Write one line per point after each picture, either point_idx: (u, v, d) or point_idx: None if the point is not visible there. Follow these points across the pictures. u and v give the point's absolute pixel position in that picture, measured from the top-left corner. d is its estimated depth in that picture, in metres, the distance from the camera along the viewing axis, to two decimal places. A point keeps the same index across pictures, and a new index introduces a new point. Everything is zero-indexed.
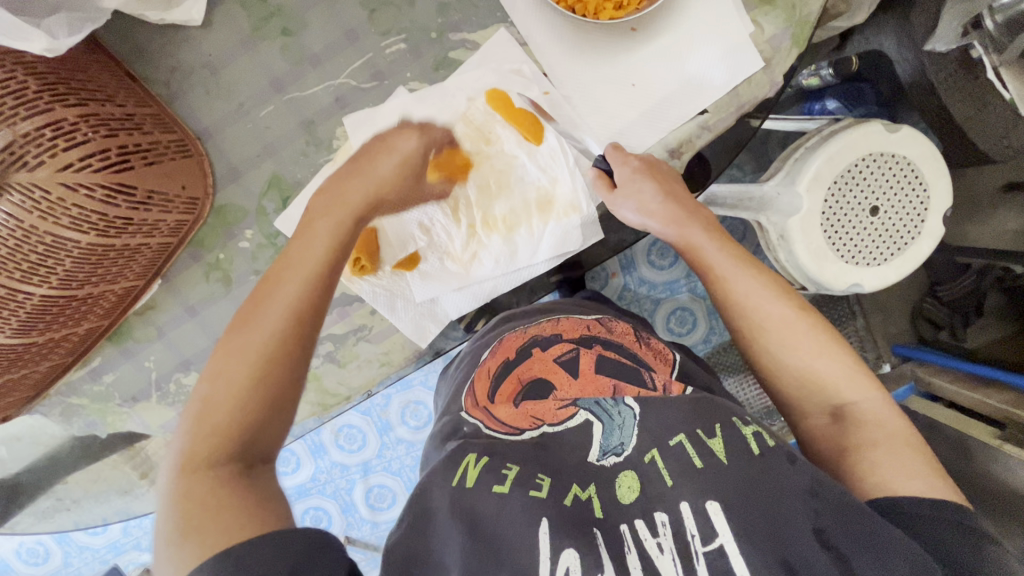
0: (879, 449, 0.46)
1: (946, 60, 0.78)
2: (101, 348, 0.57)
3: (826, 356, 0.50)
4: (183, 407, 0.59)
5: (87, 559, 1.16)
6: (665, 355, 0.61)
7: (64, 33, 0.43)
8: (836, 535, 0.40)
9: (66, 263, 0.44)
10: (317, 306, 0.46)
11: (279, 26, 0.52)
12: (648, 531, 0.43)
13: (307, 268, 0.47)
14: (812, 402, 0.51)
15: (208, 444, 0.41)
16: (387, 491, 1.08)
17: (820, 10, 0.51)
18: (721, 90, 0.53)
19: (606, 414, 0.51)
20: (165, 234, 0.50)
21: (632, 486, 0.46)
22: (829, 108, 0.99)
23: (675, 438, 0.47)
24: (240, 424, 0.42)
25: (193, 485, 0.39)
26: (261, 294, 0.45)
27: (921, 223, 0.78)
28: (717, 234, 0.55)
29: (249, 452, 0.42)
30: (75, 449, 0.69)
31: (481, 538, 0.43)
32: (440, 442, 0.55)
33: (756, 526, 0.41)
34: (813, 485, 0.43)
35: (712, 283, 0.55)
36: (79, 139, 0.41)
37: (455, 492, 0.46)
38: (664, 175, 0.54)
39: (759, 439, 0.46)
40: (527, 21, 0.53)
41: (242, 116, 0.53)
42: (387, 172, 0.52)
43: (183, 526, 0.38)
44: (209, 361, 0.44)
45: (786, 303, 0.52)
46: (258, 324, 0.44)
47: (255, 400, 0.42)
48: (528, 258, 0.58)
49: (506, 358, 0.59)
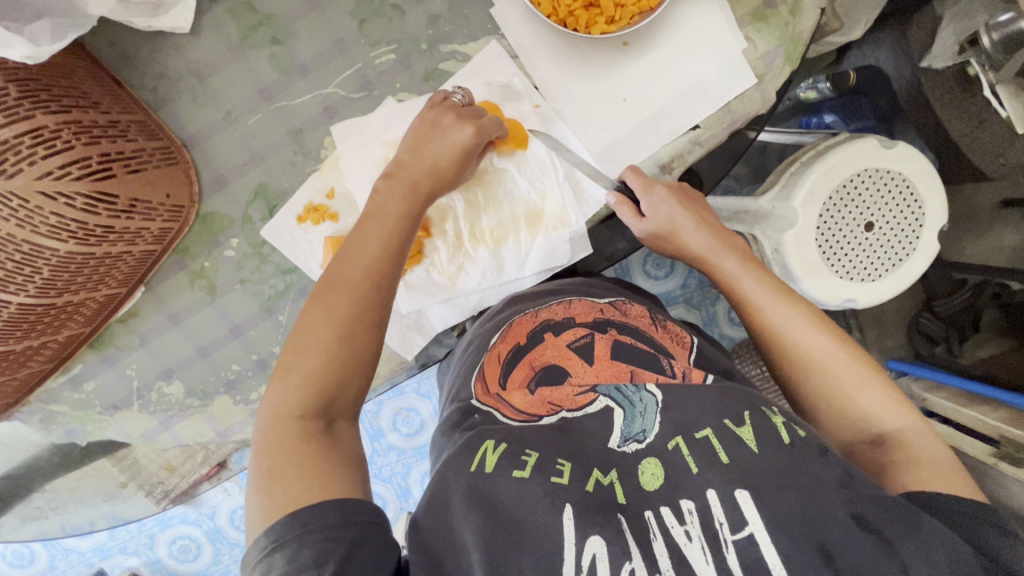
0: (923, 467, 0.43)
1: (942, 78, 0.78)
2: (82, 355, 0.56)
3: (869, 389, 0.47)
4: (166, 415, 0.58)
5: (73, 561, 1.14)
6: (682, 338, 0.56)
7: (47, 40, 0.42)
8: (875, 518, 0.37)
9: (43, 272, 0.43)
10: (389, 282, 0.45)
11: (268, 35, 0.52)
12: (674, 518, 0.40)
13: (377, 246, 0.45)
14: (852, 430, 0.48)
15: (288, 403, 0.40)
16: (377, 498, 1.07)
17: (813, 28, 0.51)
18: (713, 106, 0.52)
19: (627, 400, 0.47)
20: (148, 241, 0.50)
21: (655, 473, 0.43)
22: (825, 122, 1.00)
23: (701, 432, 0.43)
24: (320, 390, 0.41)
25: (272, 439, 0.39)
26: (337, 265, 0.44)
27: (916, 240, 0.78)
28: (748, 263, 0.53)
29: (331, 409, 0.41)
30: (54, 457, 0.67)
31: (500, 521, 0.40)
32: (447, 431, 0.50)
33: (788, 514, 0.38)
34: (844, 477, 0.39)
35: (749, 315, 0.53)
36: (59, 147, 0.40)
37: (473, 478, 0.42)
38: (688, 203, 0.54)
39: (787, 428, 0.43)
40: (518, 33, 0.52)
41: (230, 124, 0.53)
42: (440, 156, 0.48)
43: (266, 483, 0.38)
44: (303, 307, 0.43)
45: (825, 336, 0.49)
46: (334, 297, 0.42)
47: (343, 357, 0.41)
48: (516, 270, 0.59)
49: (516, 344, 0.54)
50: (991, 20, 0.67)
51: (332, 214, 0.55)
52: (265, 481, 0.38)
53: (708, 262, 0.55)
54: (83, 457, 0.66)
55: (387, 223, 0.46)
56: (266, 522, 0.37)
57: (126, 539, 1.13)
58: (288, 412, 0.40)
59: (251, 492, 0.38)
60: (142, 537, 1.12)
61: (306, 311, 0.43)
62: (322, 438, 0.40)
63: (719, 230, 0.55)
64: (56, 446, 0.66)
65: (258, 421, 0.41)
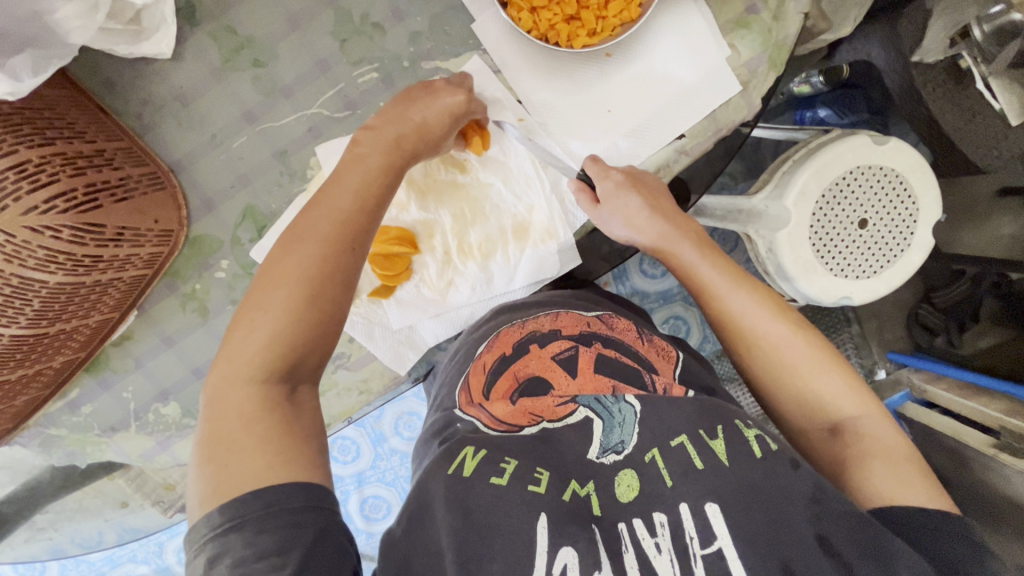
0: (878, 460, 0.44)
1: (935, 70, 0.79)
2: (79, 379, 0.57)
3: (828, 375, 0.48)
4: (163, 436, 0.59)
5: (83, 571, 1.15)
6: (667, 353, 0.56)
7: (28, 74, 0.42)
8: (839, 540, 0.39)
9: (34, 302, 0.43)
10: (366, 233, 0.43)
11: (250, 58, 0.52)
12: (646, 530, 0.41)
13: (351, 198, 0.43)
14: (811, 417, 0.49)
15: (249, 366, 0.39)
16: (381, 502, 1.07)
17: (796, 34, 0.51)
18: (698, 116, 0.52)
19: (606, 410, 0.48)
20: (139, 267, 0.50)
21: (631, 484, 0.44)
22: (819, 116, 0.97)
23: (677, 439, 0.45)
24: (284, 351, 0.40)
25: (231, 401, 0.39)
26: (307, 215, 0.42)
27: (910, 236, 0.78)
28: (706, 251, 0.53)
29: (293, 375, 0.40)
30: (56, 478, 0.68)
31: (475, 524, 0.40)
32: (430, 440, 0.51)
33: (756, 531, 0.39)
34: (816, 492, 0.41)
35: (706, 302, 0.53)
36: (44, 180, 0.40)
37: (450, 481, 0.42)
38: (647, 187, 0.52)
39: (759, 441, 0.44)
40: (499, 47, 0.52)
41: (215, 147, 0.53)
42: (429, 116, 0.47)
43: (221, 455, 0.37)
44: (265, 259, 0.42)
45: (784, 323, 0.49)
46: (302, 251, 0.41)
47: (307, 322, 0.40)
48: (506, 283, 0.59)
49: (501, 354, 0.54)
50: (982, 12, 0.68)
51: None
52: (220, 451, 0.37)
53: (664, 251, 0.54)
54: (86, 476, 0.67)
55: (366, 176, 0.44)
56: (216, 501, 0.36)
57: (134, 548, 1.14)
58: (249, 375, 0.39)
59: (203, 461, 0.37)
60: (149, 546, 1.13)
61: (268, 263, 0.41)
62: (286, 403, 0.40)
63: (681, 217, 0.54)
64: (57, 467, 0.66)
65: (214, 378, 0.40)
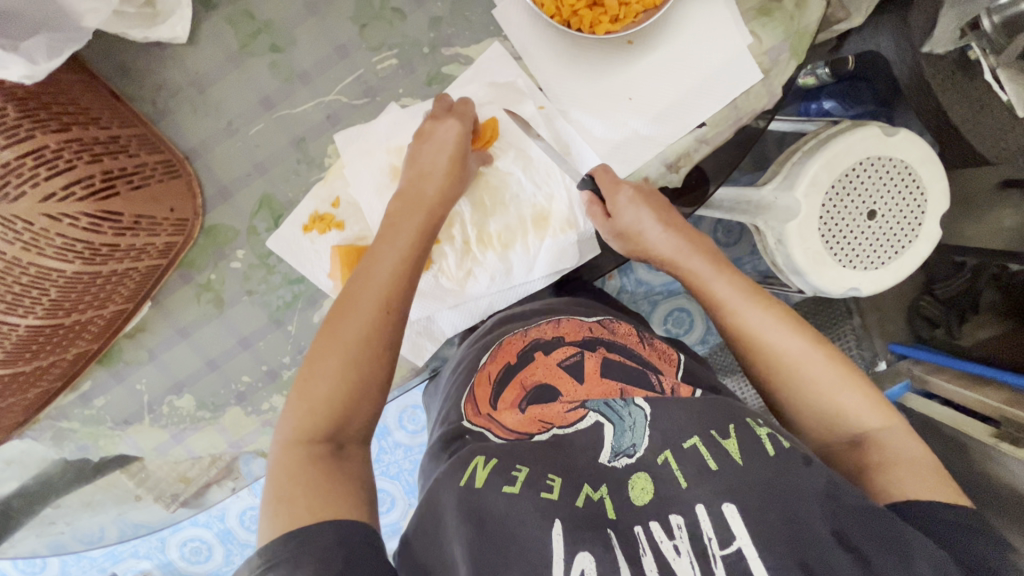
0: (899, 468, 0.44)
1: (944, 62, 0.77)
2: (92, 372, 0.56)
3: (848, 390, 0.48)
4: (177, 429, 0.58)
5: (85, 567, 1.14)
6: (669, 355, 0.56)
7: (44, 57, 0.41)
8: (857, 537, 0.39)
9: (51, 292, 0.42)
10: (402, 300, 0.46)
11: (267, 43, 0.51)
12: (663, 533, 0.41)
13: (392, 269, 0.47)
14: (832, 431, 0.48)
15: (297, 428, 0.41)
16: (385, 495, 1.07)
17: (818, 22, 0.50)
18: (720, 103, 0.52)
19: (616, 415, 0.47)
20: (154, 257, 0.49)
21: (645, 487, 0.43)
22: (825, 108, 0.97)
23: (689, 441, 0.44)
24: (331, 413, 0.42)
25: (281, 461, 0.40)
26: (353, 288, 0.46)
27: (919, 226, 0.78)
28: (720, 267, 0.53)
29: (338, 434, 0.42)
30: (66, 472, 0.67)
31: (489, 536, 0.41)
32: (438, 456, 0.50)
33: (776, 530, 0.39)
34: (830, 488, 0.41)
35: (722, 317, 0.52)
36: (61, 166, 0.39)
37: (463, 493, 0.43)
38: (657, 202, 0.53)
39: (772, 439, 0.44)
40: (521, 34, 0.52)
41: (231, 134, 0.52)
42: (438, 161, 0.50)
43: (272, 506, 0.38)
44: (318, 334, 0.45)
45: (802, 338, 0.49)
46: (348, 324, 0.44)
47: (355, 385, 0.43)
48: (524, 275, 0.58)
49: (506, 364, 0.55)
50: (992, 3, 0.68)
51: (338, 223, 0.54)
52: (272, 503, 0.38)
53: (678, 265, 0.54)
54: (95, 470, 0.66)
55: (400, 242, 0.48)
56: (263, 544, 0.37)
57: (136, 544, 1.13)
58: (299, 437, 0.41)
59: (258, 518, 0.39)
60: (151, 542, 1.12)
61: (321, 335, 0.45)
62: (332, 459, 0.41)
63: (691, 231, 0.54)
64: (67, 462, 0.65)
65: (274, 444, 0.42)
